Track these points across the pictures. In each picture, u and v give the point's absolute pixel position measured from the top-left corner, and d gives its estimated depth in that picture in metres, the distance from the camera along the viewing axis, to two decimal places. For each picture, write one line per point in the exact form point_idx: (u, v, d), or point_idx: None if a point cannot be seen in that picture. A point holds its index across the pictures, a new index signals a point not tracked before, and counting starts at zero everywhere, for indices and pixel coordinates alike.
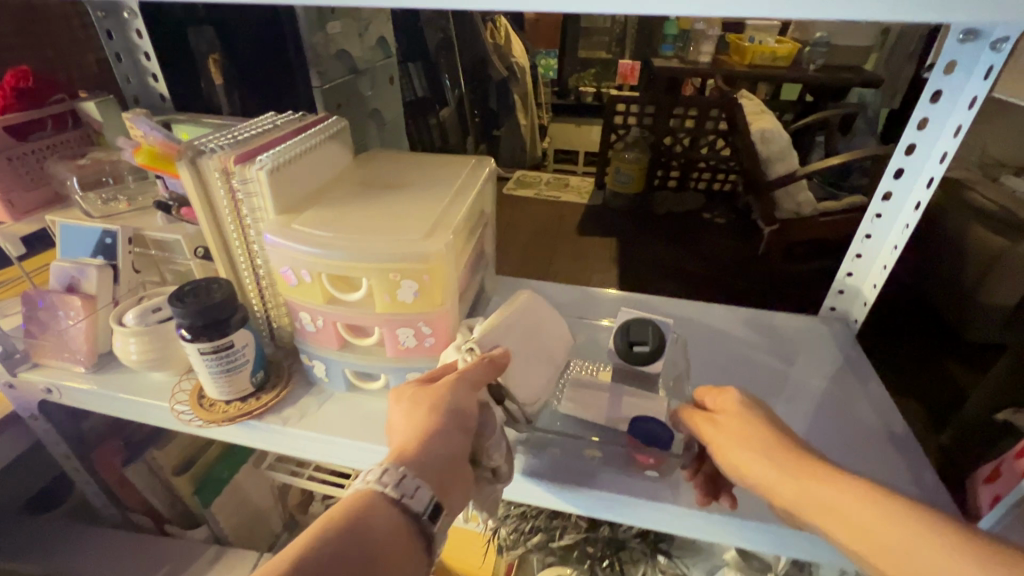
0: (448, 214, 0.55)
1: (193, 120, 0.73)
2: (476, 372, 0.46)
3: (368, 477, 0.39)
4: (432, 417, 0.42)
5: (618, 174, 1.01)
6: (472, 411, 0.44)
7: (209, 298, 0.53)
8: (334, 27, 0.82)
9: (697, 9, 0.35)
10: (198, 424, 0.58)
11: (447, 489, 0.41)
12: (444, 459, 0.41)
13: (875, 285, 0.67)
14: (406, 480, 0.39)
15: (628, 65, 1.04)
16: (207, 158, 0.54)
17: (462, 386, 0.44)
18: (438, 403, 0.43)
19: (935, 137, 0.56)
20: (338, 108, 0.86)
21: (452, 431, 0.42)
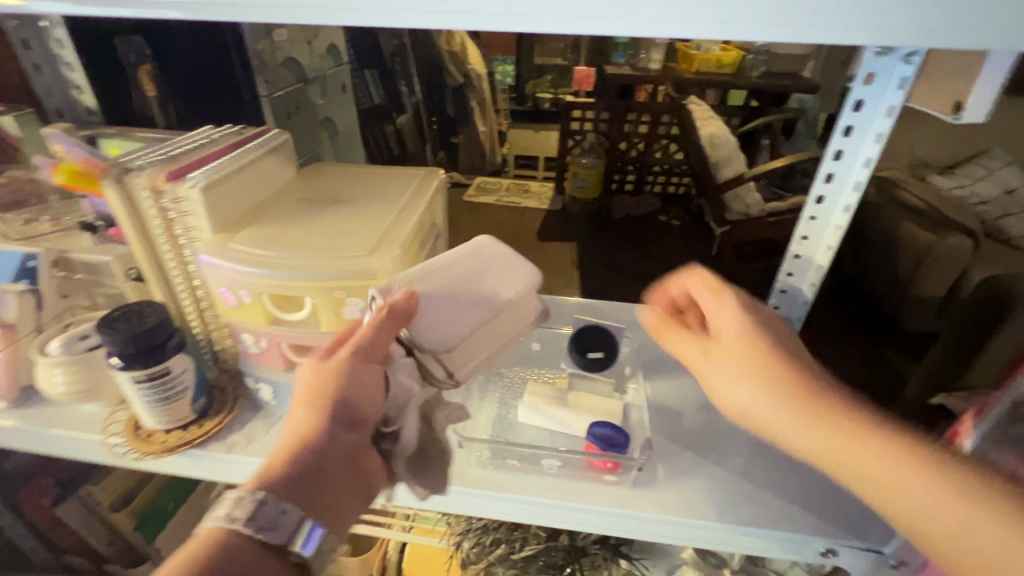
0: (396, 228, 0.54)
1: (123, 134, 0.69)
2: (370, 338, 0.43)
3: (219, 513, 0.37)
4: (310, 415, 0.41)
5: (576, 179, 1.01)
6: (359, 404, 0.42)
7: (141, 325, 0.50)
8: (280, 35, 0.80)
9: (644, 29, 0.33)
10: (134, 457, 0.54)
11: (323, 502, 0.39)
12: (317, 465, 0.40)
13: (814, 283, 0.71)
14: (263, 508, 0.37)
15: (582, 73, 1.09)
16: (135, 176, 0.51)
17: (354, 370, 0.42)
18: (319, 398, 0.41)
19: (859, 143, 0.59)
20: (289, 117, 0.84)
21: (333, 433, 0.41)
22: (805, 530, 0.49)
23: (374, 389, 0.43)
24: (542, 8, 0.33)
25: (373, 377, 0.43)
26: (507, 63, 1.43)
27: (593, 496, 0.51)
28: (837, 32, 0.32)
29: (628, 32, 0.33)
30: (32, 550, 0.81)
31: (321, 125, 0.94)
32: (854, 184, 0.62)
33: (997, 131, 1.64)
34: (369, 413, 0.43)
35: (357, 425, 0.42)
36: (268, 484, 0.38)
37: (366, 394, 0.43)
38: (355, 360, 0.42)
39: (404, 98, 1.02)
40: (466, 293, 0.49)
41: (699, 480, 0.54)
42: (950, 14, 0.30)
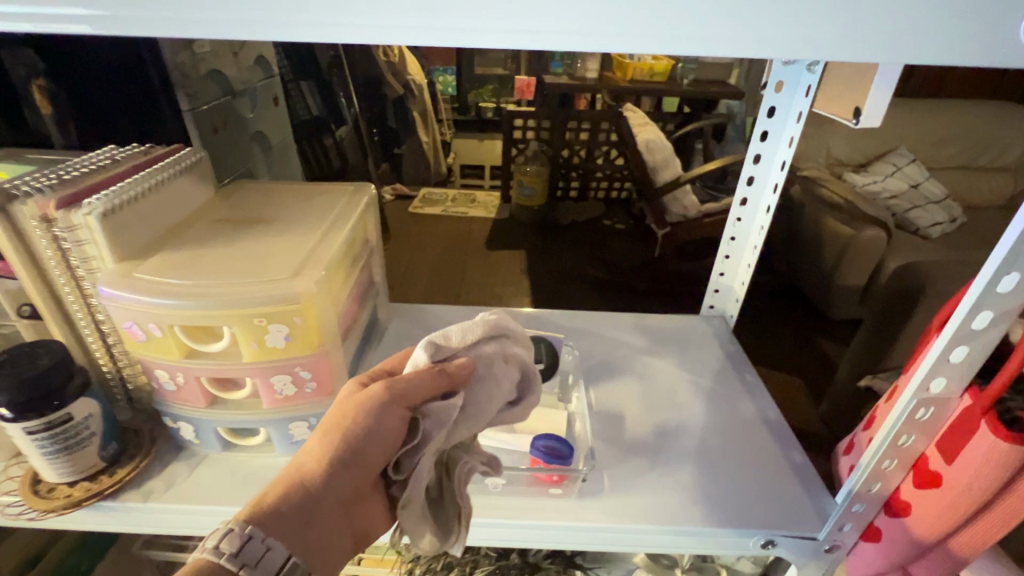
0: (322, 248, 0.52)
1: (12, 157, 0.62)
2: (408, 390, 0.40)
3: (207, 544, 0.34)
4: (322, 450, 0.39)
5: (523, 188, 1.20)
6: (372, 442, 0.39)
7: (31, 369, 0.45)
8: (202, 47, 0.76)
9: (572, 42, 0.33)
10: (30, 517, 0.48)
11: (310, 543, 0.37)
12: (312, 503, 0.38)
13: (743, 282, 0.74)
14: (251, 543, 0.34)
15: (526, 82, 1.33)
16: (21, 204, 0.46)
17: (375, 409, 0.39)
18: (334, 434, 0.39)
19: (774, 148, 0.63)
20: (215, 132, 0.81)
21: (346, 468, 0.39)
22: (746, 525, 0.50)
23: (391, 434, 0.40)
24: (468, 28, 0.33)
25: (396, 420, 0.40)
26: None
27: (541, 511, 0.51)
28: (758, 43, 0.33)
29: (557, 46, 0.33)
30: None
31: (253, 139, 0.90)
32: (772, 185, 0.65)
33: (898, 131, 1.79)
34: (379, 454, 0.40)
35: (362, 468, 0.39)
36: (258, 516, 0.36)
37: (380, 437, 0.39)
38: (382, 398, 0.39)
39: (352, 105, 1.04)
40: (497, 350, 0.43)
41: (646, 484, 0.54)
42: (860, 28, 0.32)
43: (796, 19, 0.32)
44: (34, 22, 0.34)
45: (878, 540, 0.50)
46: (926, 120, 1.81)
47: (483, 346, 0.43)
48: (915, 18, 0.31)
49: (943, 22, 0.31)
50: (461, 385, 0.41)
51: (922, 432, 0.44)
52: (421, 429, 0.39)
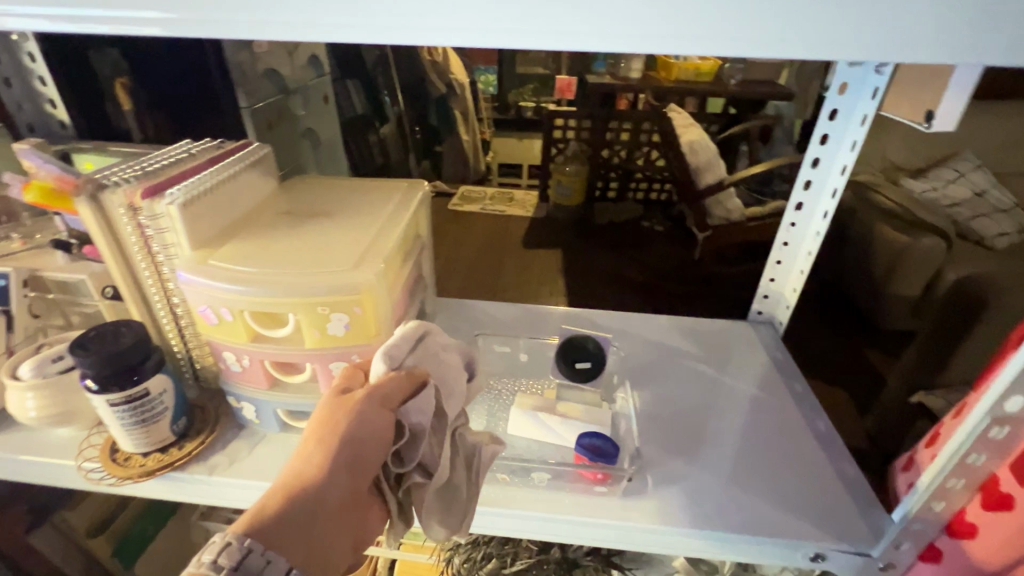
0: (380, 242, 0.54)
1: (99, 149, 0.67)
2: (388, 388, 0.43)
3: (204, 559, 0.32)
4: (318, 455, 0.40)
5: (561, 185, 1.10)
6: (366, 444, 0.41)
7: (117, 345, 0.49)
8: (261, 46, 0.79)
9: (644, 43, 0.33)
10: (111, 482, 0.52)
11: (312, 555, 0.37)
12: (314, 508, 0.38)
13: (795, 288, 0.72)
14: (251, 557, 0.33)
15: (567, 81, 1.10)
16: (111, 193, 0.50)
17: (363, 411, 0.42)
18: (328, 438, 0.40)
19: (834, 152, 0.61)
20: (268, 126, 0.83)
21: (341, 472, 0.40)
22: (793, 536, 0.49)
23: (383, 434, 0.42)
24: (509, 26, 0.34)
25: (383, 420, 0.42)
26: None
27: (586, 508, 0.51)
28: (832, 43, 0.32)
29: (628, 48, 0.34)
30: None
31: (302, 136, 0.92)
32: (831, 191, 0.63)
33: (961, 136, 1.70)
34: (374, 455, 0.41)
35: (358, 470, 0.40)
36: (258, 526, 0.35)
37: (372, 436, 0.41)
38: (367, 401, 0.42)
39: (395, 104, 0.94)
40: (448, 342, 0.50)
41: (690, 490, 0.53)
42: (938, 32, 0.31)
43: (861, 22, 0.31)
44: (114, 24, 0.37)
45: (938, 562, 0.48)
46: (998, 120, 1.69)
47: (425, 342, 0.48)
48: (983, 21, 0.30)
49: (1010, 24, 0.30)
50: (428, 378, 0.46)
51: (995, 451, 0.43)
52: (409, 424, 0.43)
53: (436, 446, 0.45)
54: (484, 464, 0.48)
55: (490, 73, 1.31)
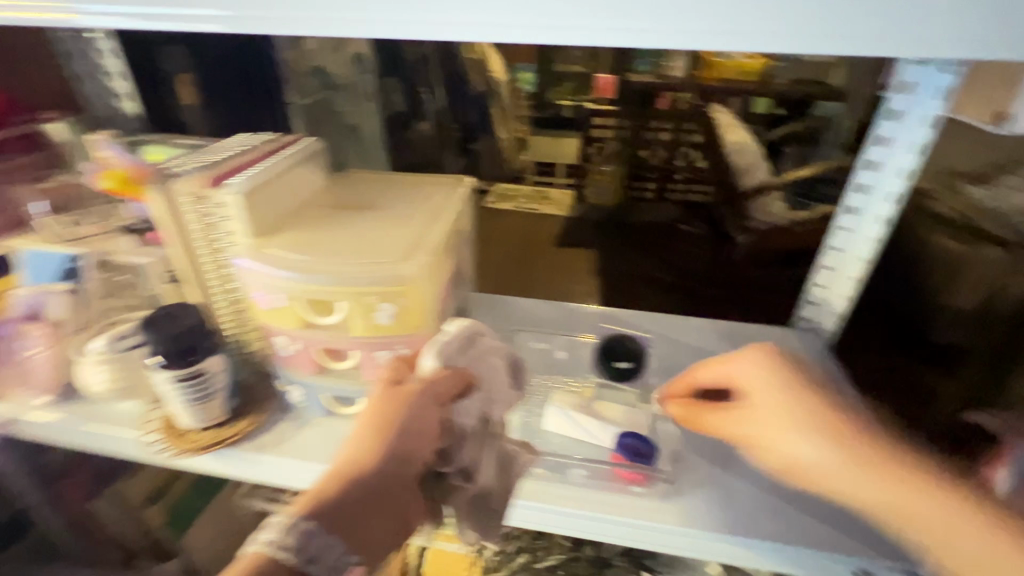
0: (426, 236, 0.55)
1: (165, 140, 0.71)
2: (438, 386, 0.49)
3: (263, 537, 0.39)
4: (375, 443, 0.45)
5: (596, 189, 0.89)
6: (417, 436, 0.46)
7: (180, 325, 0.52)
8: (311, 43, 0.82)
9: (688, 42, 0.36)
10: (170, 454, 0.56)
11: (366, 532, 0.42)
12: (370, 490, 0.43)
13: (845, 296, 0.69)
14: (314, 532, 0.39)
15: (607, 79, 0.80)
16: (177, 182, 0.53)
17: (416, 407, 0.47)
18: (385, 428, 0.46)
19: (891, 154, 0.58)
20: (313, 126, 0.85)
21: (395, 459, 0.45)
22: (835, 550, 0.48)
23: (431, 428, 0.47)
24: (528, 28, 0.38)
25: (432, 419, 0.48)
26: (528, 74, 0.82)
27: (621, 508, 0.51)
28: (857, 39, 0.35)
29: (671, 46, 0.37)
30: (66, 541, 0.81)
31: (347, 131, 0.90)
32: (889, 195, 0.61)
33: None
34: (423, 446, 0.47)
35: (409, 459, 0.46)
36: (323, 503, 0.41)
37: (422, 429, 0.47)
38: (420, 398, 0.48)
39: (425, 105, 0.86)
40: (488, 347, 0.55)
41: (728, 496, 0.53)
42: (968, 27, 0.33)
43: (883, 21, 0.34)
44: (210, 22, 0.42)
45: None
46: None
47: (475, 344, 0.53)
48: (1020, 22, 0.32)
49: None
50: (472, 383, 0.51)
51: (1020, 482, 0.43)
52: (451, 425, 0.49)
53: (476, 446, 0.51)
54: (513, 472, 0.53)
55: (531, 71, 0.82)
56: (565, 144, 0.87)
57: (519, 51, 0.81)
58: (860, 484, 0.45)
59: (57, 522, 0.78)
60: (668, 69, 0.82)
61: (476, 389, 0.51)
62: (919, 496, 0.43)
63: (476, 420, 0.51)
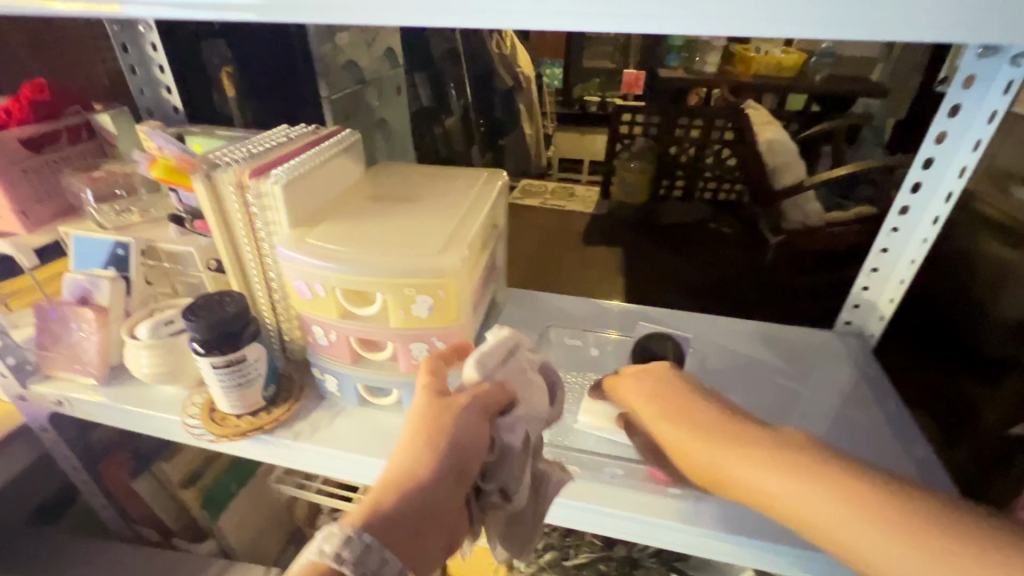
0: (463, 229, 0.55)
1: (207, 132, 0.72)
2: (484, 399, 0.45)
3: (321, 547, 0.35)
4: (423, 456, 0.41)
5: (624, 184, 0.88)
6: (468, 451, 0.42)
7: (222, 312, 0.53)
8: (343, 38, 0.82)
9: (753, 28, 0.35)
10: (210, 439, 0.57)
11: (419, 554, 0.38)
12: (422, 508, 0.39)
13: (893, 299, 0.67)
14: (370, 553, 0.35)
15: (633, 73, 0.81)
16: (222, 172, 0.54)
17: (465, 419, 0.43)
18: (434, 440, 0.42)
19: (953, 151, 0.56)
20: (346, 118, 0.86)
21: (446, 476, 0.41)
22: None
23: (481, 444, 0.43)
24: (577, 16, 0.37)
25: (483, 432, 0.43)
26: (555, 69, 0.86)
27: (656, 509, 0.50)
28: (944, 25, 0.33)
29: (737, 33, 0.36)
30: (107, 518, 0.84)
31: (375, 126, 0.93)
32: (944, 194, 0.58)
33: None
34: (474, 463, 0.42)
35: (461, 475, 0.42)
36: (374, 522, 0.37)
37: (474, 444, 0.42)
38: (469, 410, 0.44)
39: (453, 101, 0.91)
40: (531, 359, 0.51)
41: None
42: None
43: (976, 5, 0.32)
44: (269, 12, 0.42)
45: None
46: None
47: (515, 355, 0.49)
48: None
49: None
50: (515, 396, 0.47)
51: None
52: (501, 441, 0.44)
53: (516, 471, 0.44)
54: (546, 494, 0.48)
55: (559, 66, 0.86)
56: (590, 139, 0.91)
57: (546, 47, 0.86)
58: (741, 469, 0.41)
59: (100, 501, 0.81)
60: (699, 64, 0.82)
61: (519, 404, 0.46)
62: (807, 496, 0.38)
63: (524, 441, 0.45)
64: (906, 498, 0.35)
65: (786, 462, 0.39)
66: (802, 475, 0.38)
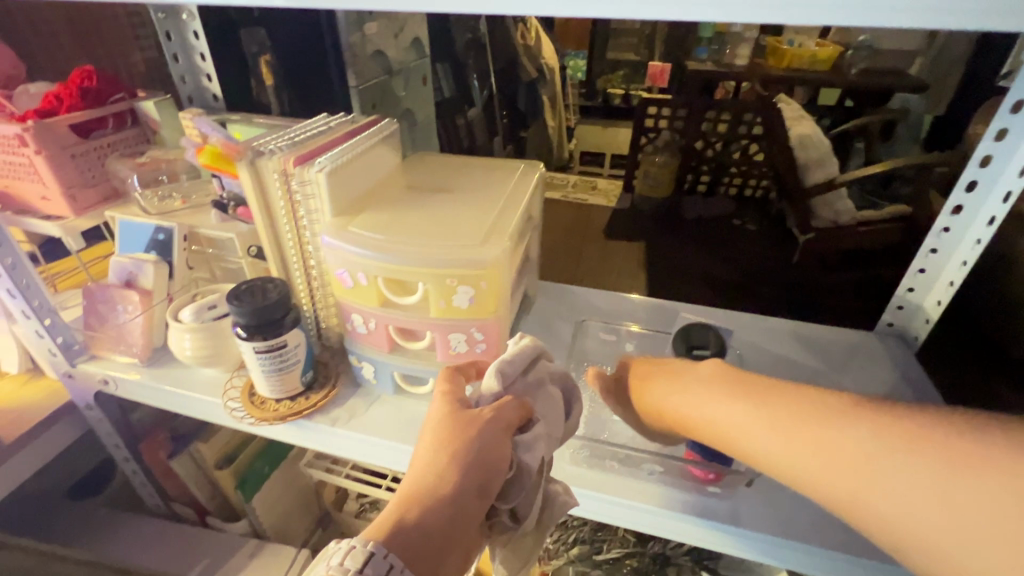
0: (503, 221, 0.55)
1: (247, 120, 0.73)
2: (504, 415, 0.43)
3: (335, 561, 0.33)
4: (446, 470, 0.40)
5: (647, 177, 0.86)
6: (489, 471, 0.40)
7: (265, 298, 0.53)
8: (372, 27, 0.80)
9: (830, 19, 0.33)
10: (250, 422, 0.58)
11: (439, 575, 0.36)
12: (445, 526, 0.37)
13: (939, 302, 0.65)
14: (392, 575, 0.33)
15: (661, 65, 0.78)
16: (267, 159, 0.54)
17: (488, 435, 0.42)
18: (458, 455, 0.40)
19: (1013, 148, 0.54)
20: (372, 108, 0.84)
21: (468, 494, 0.39)
22: None
23: (503, 462, 0.41)
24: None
25: (504, 449, 0.42)
26: (579, 60, 0.84)
27: (694, 507, 0.50)
28: None
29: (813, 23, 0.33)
30: (145, 495, 0.87)
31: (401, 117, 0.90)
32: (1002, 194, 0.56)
33: None
34: (497, 482, 0.41)
35: (484, 494, 0.40)
36: (395, 539, 0.35)
37: (497, 462, 0.41)
38: (493, 426, 0.42)
39: (474, 91, 0.90)
40: (548, 372, 0.49)
41: (809, 504, 0.50)
42: None
43: None
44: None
45: None
46: None
47: (535, 366, 0.49)
48: None
49: None
50: (532, 412, 0.46)
51: None
52: (519, 460, 0.42)
53: (531, 492, 0.43)
54: (555, 513, 0.46)
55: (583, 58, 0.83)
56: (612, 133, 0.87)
57: (570, 37, 0.84)
58: (659, 392, 0.47)
59: (138, 478, 0.84)
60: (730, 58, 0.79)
61: (537, 420, 0.46)
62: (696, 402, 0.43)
63: (541, 462, 0.43)
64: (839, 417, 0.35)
65: (691, 384, 0.45)
66: (719, 399, 0.42)
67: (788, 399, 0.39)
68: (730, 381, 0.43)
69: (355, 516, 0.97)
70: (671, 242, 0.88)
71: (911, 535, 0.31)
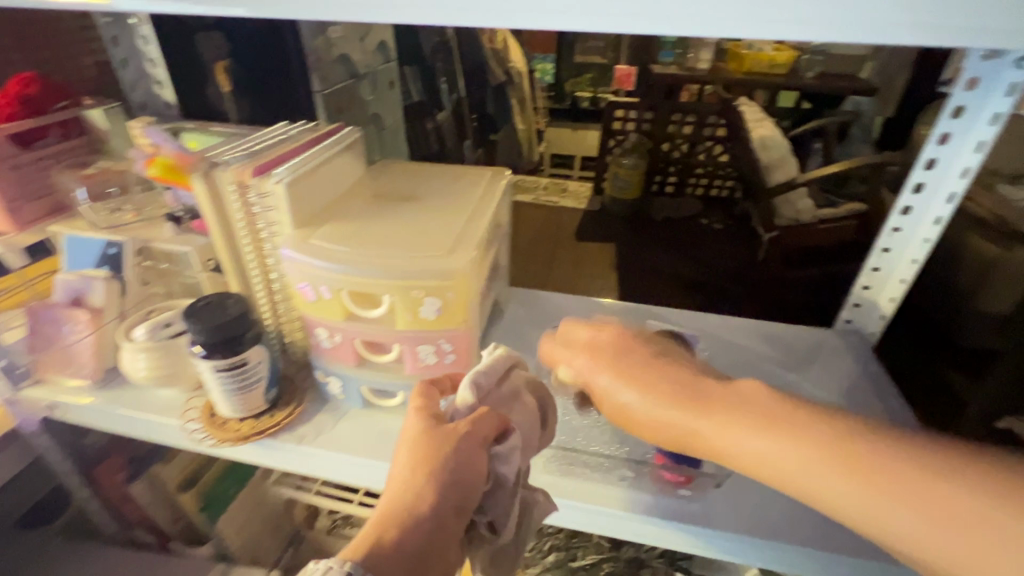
0: (470, 230, 0.54)
1: (203, 129, 0.70)
2: (481, 428, 0.42)
3: None
4: (423, 489, 0.39)
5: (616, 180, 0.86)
6: (467, 487, 0.40)
7: (223, 315, 0.52)
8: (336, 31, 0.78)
9: (780, 32, 0.34)
10: (211, 443, 0.56)
11: None
12: (423, 545, 0.37)
13: (893, 299, 0.67)
14: None
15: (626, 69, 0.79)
16: (222, 171, 0.52)
17: (465, 450, 0.41)
18: (436, 473, 0.39)
19: (955, 151, 0.56)
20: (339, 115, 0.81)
21: (446, 510, 0.39)
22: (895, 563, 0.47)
23: (481, 477, 0.41)
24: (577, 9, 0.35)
25: (481, 463, 0.41)
26: (547, 64, 0.82)
27: (665, 510, 0.50)
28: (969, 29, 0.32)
29: (762, 36, 0.34)
30: (102, 522, 0.83)
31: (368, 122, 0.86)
32: (947, 194, 0.58)
33: None
34: (474, 497, 0.40)
35: (461, 509, 0.39)
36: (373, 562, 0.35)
37: (474, 477, 0.40)
38: (470, 442, 0.41)
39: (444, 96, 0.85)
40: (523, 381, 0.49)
41: (775, 502, 0.51)
42: None
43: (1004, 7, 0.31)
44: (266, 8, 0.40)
45: None
46: None
47: (511, 374, 0.48)
48: None
49: None
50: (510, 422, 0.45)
51: None
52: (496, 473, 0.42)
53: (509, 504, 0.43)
54: (532, 521, 0.47)
55: (551, 62, 0.82)
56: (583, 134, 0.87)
57: (538, 41, 0.80)
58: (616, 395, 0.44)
59: (94, 504, 0.80)
60: (693, 62, 0.81)
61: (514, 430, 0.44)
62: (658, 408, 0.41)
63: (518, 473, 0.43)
64: (823, 420, 0.34)
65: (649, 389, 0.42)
66: (678, 406, 0.40)
67: (744, 396, 0.38)
68: (687, 382, 0.41)
69: (328, 532, 0.97)
70: (642, 245, 0.87)
71: (883, 528, 0.31)
